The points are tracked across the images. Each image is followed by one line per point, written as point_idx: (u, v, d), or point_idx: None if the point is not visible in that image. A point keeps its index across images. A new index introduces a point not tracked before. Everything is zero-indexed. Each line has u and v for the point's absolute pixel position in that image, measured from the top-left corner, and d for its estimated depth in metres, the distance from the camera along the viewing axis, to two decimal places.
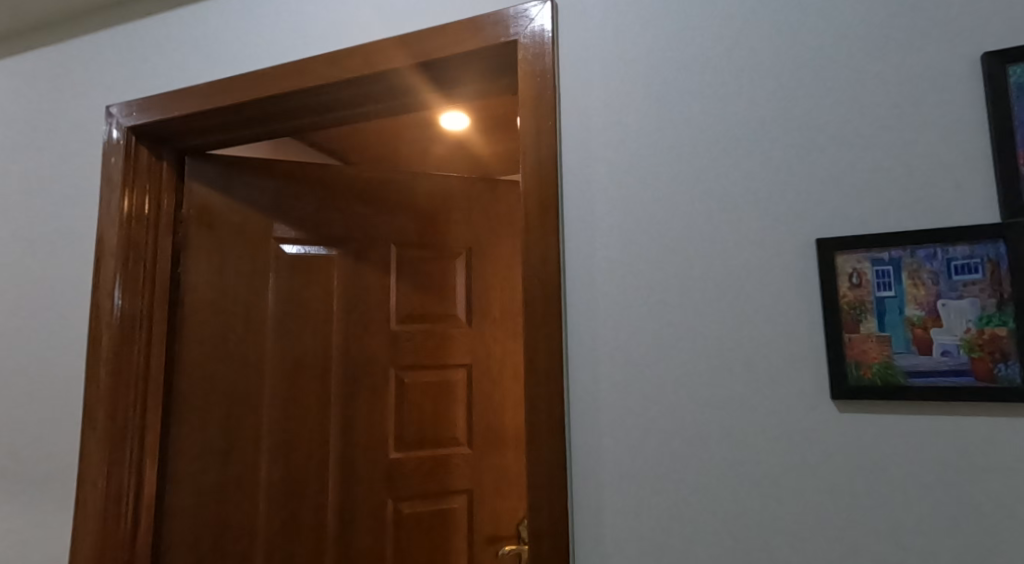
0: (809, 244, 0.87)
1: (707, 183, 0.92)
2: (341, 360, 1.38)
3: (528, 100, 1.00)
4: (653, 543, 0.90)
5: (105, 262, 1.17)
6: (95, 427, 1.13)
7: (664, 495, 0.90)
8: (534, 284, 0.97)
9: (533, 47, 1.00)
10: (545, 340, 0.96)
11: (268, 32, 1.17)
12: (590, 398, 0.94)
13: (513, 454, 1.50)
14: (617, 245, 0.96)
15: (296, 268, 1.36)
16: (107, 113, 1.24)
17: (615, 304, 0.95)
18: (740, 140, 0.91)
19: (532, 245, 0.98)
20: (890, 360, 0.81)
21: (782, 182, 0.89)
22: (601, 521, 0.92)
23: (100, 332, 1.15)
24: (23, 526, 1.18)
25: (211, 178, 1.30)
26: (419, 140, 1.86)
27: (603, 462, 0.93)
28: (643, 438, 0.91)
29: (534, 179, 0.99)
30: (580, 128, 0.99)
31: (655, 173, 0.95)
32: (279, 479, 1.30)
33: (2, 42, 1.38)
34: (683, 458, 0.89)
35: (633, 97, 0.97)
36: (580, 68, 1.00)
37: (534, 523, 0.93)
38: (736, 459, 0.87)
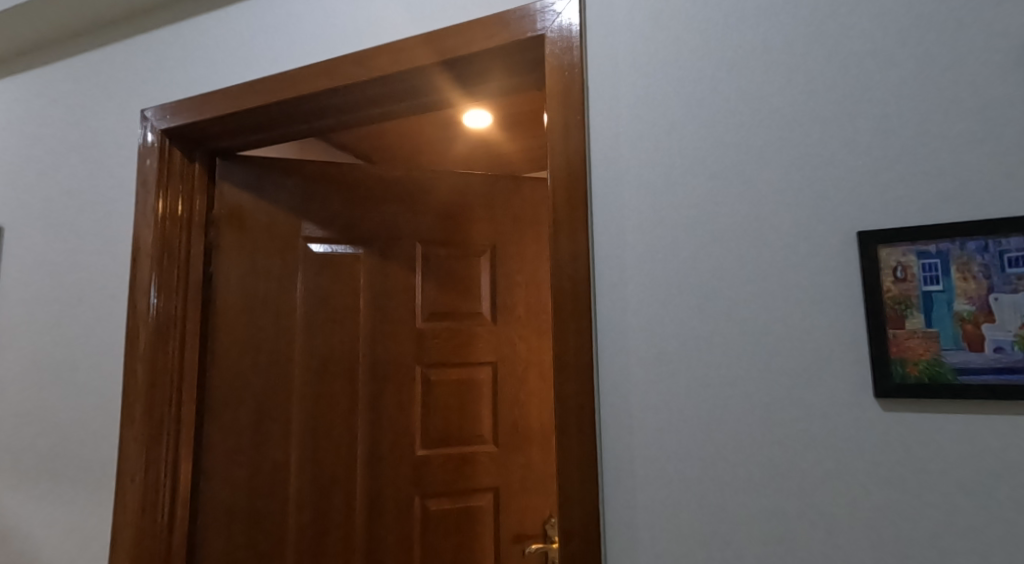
0: (850, 237, 0.84)
1: (739, 177, 0.90)
2: (367, 358, 1.40)
3: (555, 95, 0.99)
4: (685, 544, 0.88)
5: (141, 262, 1.20)
6: (133, 423, 1.16)
7: (697, 495, 0.88)
8: (563, 281, 0.96)
9: (560, 42, 0.99)
10: (573, 338, 0.95)
11: (298, 34, 1.18)
12: (620, 395, 0.93)
13: (540, 453, 1.49)
14: (646, 240, 0.94)
15: (324, 267, 1.37)
16: (142, 117, 1.27)
17: (646, 301, 0.93)
18: (776, 131, 0.89)
19: (559, 242, 0.97)
20: (938, 356, 0.79)
21: (820, 174, 0.86)
22: (632, 520, 0.91)
23: (137, 331, 1.18)
24: (66, 518, 1.22)
25: (243, 178, 1.33)
26: (445, 138, 1.86)
27: (635, 460, 0.91)
28: (675, 436, 0.90)
29: (561, 175, 0.98)
30: (608, 123, 0.98)
31: (686, 166, 0.93)
32: (308, 475, 1.32)
33: (41, 50, 1.42)
34: (716, 458, 0.88)
35: (662, 90, 0.95)
36: (607, 62, 0.99)
37: (564, 521, 0.93)
38: (772, 459, 0.85)
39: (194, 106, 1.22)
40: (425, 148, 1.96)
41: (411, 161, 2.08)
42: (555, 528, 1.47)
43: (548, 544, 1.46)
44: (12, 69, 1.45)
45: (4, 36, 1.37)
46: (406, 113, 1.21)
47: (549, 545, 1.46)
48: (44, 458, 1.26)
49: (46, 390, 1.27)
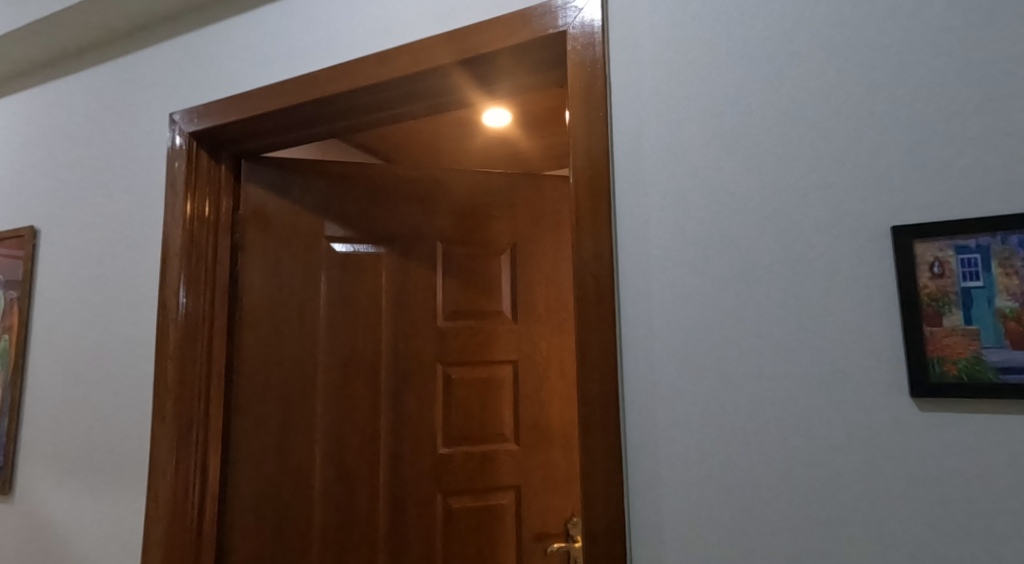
0: (883, 232, 0.82)
1: (764, 173, 0.88)
2: (390, 356, 1.41)
3: (577, 91, 0.99)
4: (712, 544, 0.87)
5: (171, 263, 1.23)
6: (164, 420, 1.19)
7: (724, 495, 0.87)
8: (587, 278, 0.95)
9: (582, 38, 0.99)
10: (596, 337, 0.94)
11: (322, 35, 1.19)
12: (644, 395, 0.92)
13: (561, 451, 1.49)
14: (668, 237, 0.93)
15: (346, 266, 1.39)
16: (171, 120, 1.30)
17: (671, 298, 0.92)
18: (807, 124, 0.87)
19: (582, 240, 0.96)
20: (978, 355, 0.76)
21: (853, 167, 0.84)
22: (658, 520, 0.90)
23: (167, 330, 1.21)
24: (100, 511, 1.26)
25: (268, 179, 1.35)
26: (464, 137, 1.87)
27: (660, 459, 0.91)
28: (702, 435, 0.89)
29: (584, 172, 0.97)
30: (631, 118, 0.97)
31: (712, 162, 0.91)
32: (332, 472, 1.34)
33: (75, 57, 1.46)
34: (743, 458, 0.86)
35: (685, 84, 0.94)
36: (630, 57, 0.98)
37: (589, 520, 0.92)
38: (802, 459, 0.83)
39: (221, 108, 1.25)
40: (444, 147, 1.97)
41: (433, 160, 2.09)
42: (577, 527, 1.46)
43: (570, 543, 1.46)
44: (50, 76, 1.49)
45: (41, 43, 1.41)
46: (425, 112, 1.21)
47: (572, 544, 1.46)
48: (79, 453, 1.30)
49: (82, 386, 1.31)
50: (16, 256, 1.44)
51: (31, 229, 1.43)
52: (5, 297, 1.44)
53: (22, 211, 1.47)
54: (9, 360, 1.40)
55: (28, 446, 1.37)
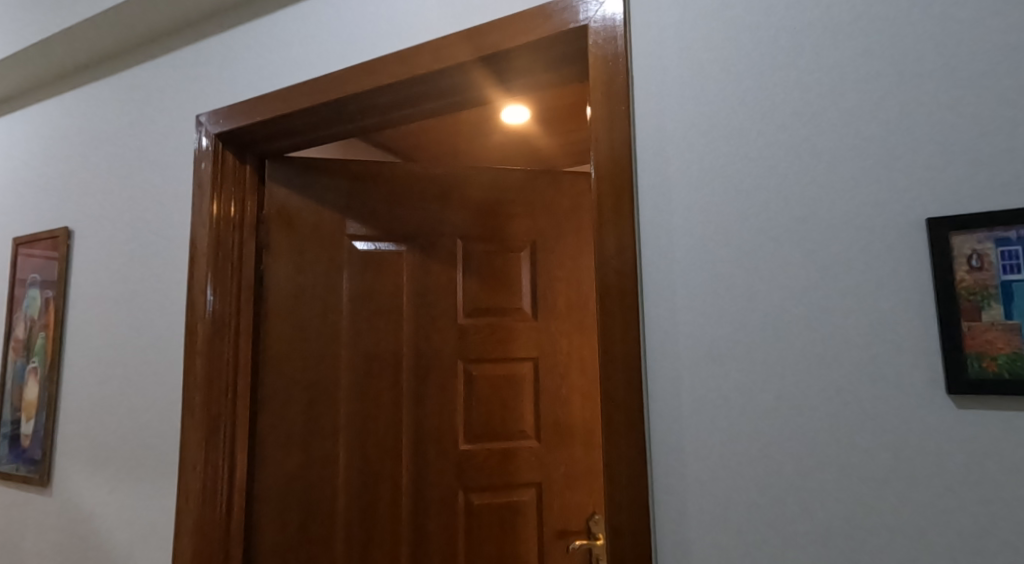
0: (918, 224, 0.80)
1: (790, 166, 0.87)
2: (411, 354, 1.42)
3: (598, 86, 0.98)
4: (737, 543, 0.86)
5: (198, 262, 1.26)
6: (194, 415, 1.22)
7: (750, 493, 0.86)
8: (609, 275, 0.95)
9: (604, 32, 0.98)
10: (619, 333, 0.93)
11: (343, 35, 1.20)
12: (669, 392, 0.91)
13: (583, 449, 1.48)
14: (691, 233, 0.92)
15: (367, 265, 1.41)
16: (198, 122, 1.33)
17: (695, 294, 0.91)
18: (836, 115, 0.85)
19: (605, 235, 0.96)
20: (1019, 350, 0.74)
21: (885, 158, 0.82)
22: (684, 518, 0.89)
23: (195, 327, 1.24)
24: (134, 503, 1.30)
25: (291, 179, 1.37)
26: (484, 134, 1.87)
27: (686, 456, 0.89)
28: (728, 432, 0.87)
29: (606, 167, 0.96)
30: (654, 112, 0.96)
31: (737, 155, 0.90)
32: (356, 467, 1.36)
33: (109, 61, 1.50)
34: (770, 455, 0.85)
35: (709, 76, 0.93)
36: (653, 51, 0.97)
37: (613, 517, 0.92)
38: (832, 457, 0.82)
39: (247, 109, 1.27)
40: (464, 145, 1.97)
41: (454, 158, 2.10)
42: (599, 525, 1.46)
43: (592, 541, 1.46)
44: (84, 79, 1.53)
45: (76, 48, 1.45)
46: (446, 110, 1.21)
47: (594, 542, 1.46)
48: (113, 446, 1.34)
49: (115, 382, 1.35)
50: (52, 257, 1.49)
51: (66, 231, 1.48)
52: (42, 296, 1.49)
53: (58, 212, 1.52)
54: (47, 356, 1.45)
55: (64, 440, 1.42)
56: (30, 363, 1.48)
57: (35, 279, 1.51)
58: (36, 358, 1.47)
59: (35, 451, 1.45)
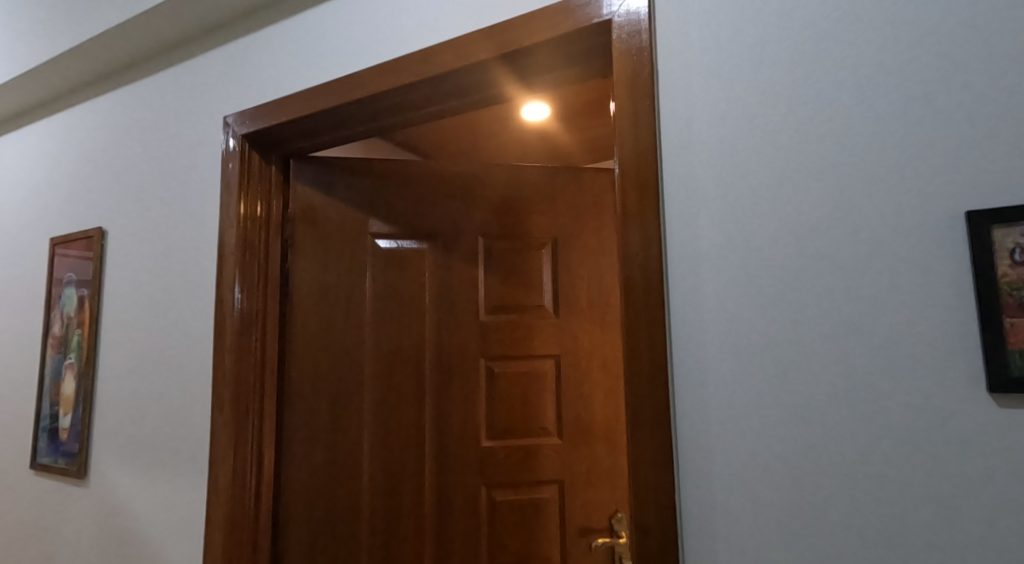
0: (956, 218, 0.78)
1: (820, 159, 0.85)
2: (433, 351, 1.44)
3: (622, 81, 0.97)
4: (765, 542, 0.85)
5: (226, 260, 1.28)
6: (223, 410, 1.25)
7: (779, 492, 0.85)
8: (634, 271, 0.93)
9: (628, 27, 0.97)
10: (644, 331, 0.92)
11: (369, 34, 1.21)
12: (696, 389, 0.90)
13: (604, 446, 1.48)
14: (717, 228, 0.91)
15: (390, 262, 1.42)
16: (225, 123, 1.35)
17: (722, 290, 0.90)
18: (871, 106, 0.83)
19: (630, 231, 0.95)
20: None
21: (922, 151, 0.80)
22: (711, 517, 0.88)
23: (224, 324, 1.27)
24: (166, 495, 1.33)
25: (315, 179, 1.39)
26: (506, 132, 1.87)
27: (713, 455, 0.88)
28: (757, 431, 0.86)
29: (630, 162, 0.95)
30: (680, 106, 0.94)
31: (767, 148, 0.88)
32: (380, 462, 1.37)
33: (143, 64, 1.53)
34: (798, 454, 0.84)
35: (737, 69, 0.91)
36: (677, 45, 0.95)
37: (638, 515, 0.91)
38: (865, 455, 0.80)
39: (275, 109, 1.28)
40: (485, 142, 1.97)
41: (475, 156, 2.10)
42: (621, 523, 1.45)
43: (614, 538, 1.46)
44: (118, 82, 1.58)
45: (111, 51, 1.49)
46: (468, 108, 1.22)
47: (616, 540, 1.45)
48: (146, 440, 1.38)
49: (148, 378, 1.39)
50: (87, 257, 1.54)
51: (99, 231, 1.52)
52: (78, 295, 1.54)
53: (92, 213, 1.57)
54: (83, 353, 1.50)
55: (99, 434, 1.46)
56: (67, 359, 1.53)
57: (71, 277, 1.57)
58: (73, 355, 1.52)
59: (71, 444, 1.50)
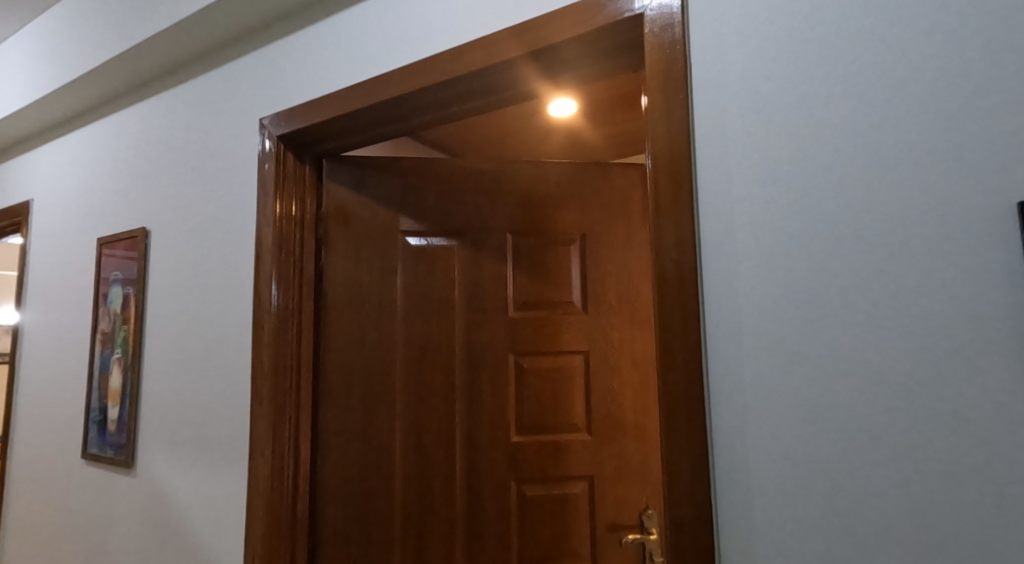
0: (1002, 211, 0.75)
1: (860, 152, 0.83)
2: (463, 347, 1.45)
3: (655, 76, 0.96)
4: (804, 541, 0.83)
5: (263, 259, 1.32)
6: (261, 403, 1.28)
7: (818, 491, 0.83)
8: (667, 267, 0.93)
9: (660, 20, 0.96)
10: (678, 327, 0.92)
11: (402, 35, 1.23)
12: (731, 387, 0.89)
13: (634, 442, 1.48)
14: (753, 223, 0.89)
15: (420, 259, 1.45)
16: (261, 125, 1.39)
17: (758, 285, 0.88)
18: (916, 95, 0.81)
19: (662, 226, 0.94)
20: None
21: (969, 141, 0.78)
22: (748, 515, 0.87)
23: (262, 320, 1.30)
24: (207, 485, 1.39)
25: (348, 178, 1.42)
26: (537, 128, 1.87)
27: (749, 452, 0.87)
28: (794, 429, 0.85)
29: (663, 157, 0.94)
30: (713, 99, 0.93)
31: (803, 140, 0.87)
32: (412, 456, 1.40)
33: (186, 68, 1.59)
34: (835, 452, 0.82)
35: (772, 61, 0.90)
36: (711, 38, 0.94)
37: (672, 511, 0.90)
38: (906, 454, 0.78)
39: (312, 109, 1.31)
40: (516, 139, 1.97)
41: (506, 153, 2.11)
42: (651, 519, 1.45)
43: (645, 535, 1.45)
44: (161, 86, 1.63)
45: (155, 56, 1.54)
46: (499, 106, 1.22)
47: (646, 537, 1.45)
48: (189, 432, 1.43)
49: (190, 372, 1.45)
50: (132, 256, 1.61)
51: (143, 231, 1.58)
52: (123, 293, 1.61)
53: (136, 213, 1.63)
54: (129, 348, 1.57)
55: (145, 425, 1.53)
56: (114, 353, 1.61)
57: (117, 276, 1.64)
58: (119, 349, 1.59)
59: (119, 436, 1.57)
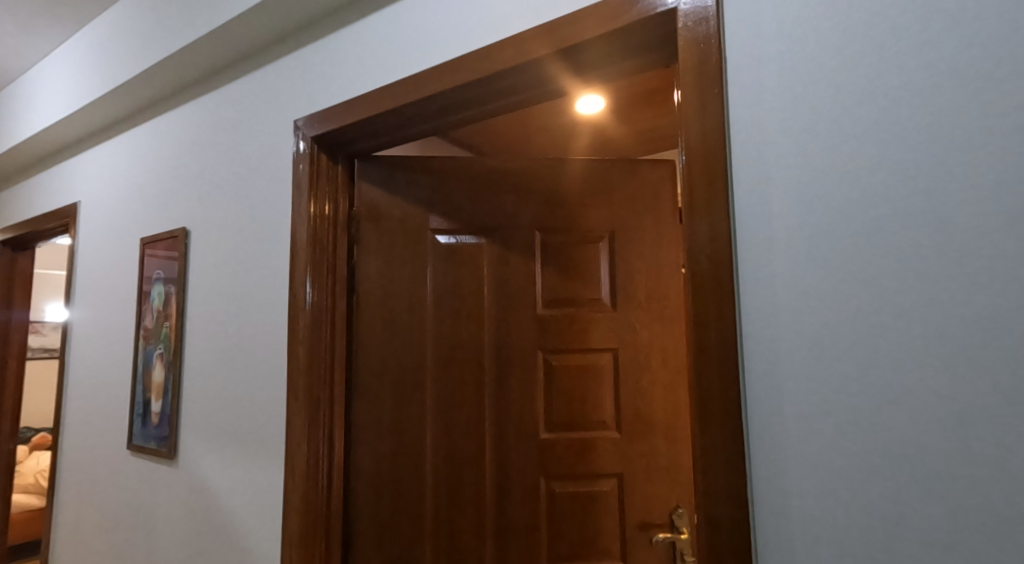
0: None
1: (900, 148, 0.81)
2: (492, 345, 1.46)
3: (689, 70, 0.95)
4: (843, 543, 0.82)
5: (298, 257, 1.34)
6: (297, 398, 1.31)
7: (857, 491, 0.82)
8: (701, 263, 0.92)
9: (693, 14, 0.95)
10: (712, 325, 0.91)
11: (433, 36, 1.24)
12: (767, 386, 0.88)
13: (664, 442, 1.47)
14: (789, 218, 0.88)
15: (450, 257, 1.46)
16: (296, 127, 1.42)
17: (794, 282, 0.87)
18: (957, 90, 0.79)
19: (697, 222, 0.93)
20: None
21: (1018, 136, 0.76)
22: (786, 515, 0.86)
23: (297, 318, 1.33)
24: (245, 478, 1.43)
25: (379, 178, 1.44)
26: (565, 126, 1.87)
27: (786, 452, 0.86)
28: (831, 429, 0.83)
29: (697, 152, 0.93)
30: (748, 93, 0.92)
31: (841, 135, 0.85)
32: (442, 452, 1.42)
33: (225, 72, 1.63)
34: (875, 452, 0.81)
35: (809, 54, 0.88)
36: (747, 32, 0.92)
37: (707, 510, 0.89)
38: (947, 454, 0.77)
39: (346, 110, 1.33)
40: (545, 137, 1.98)
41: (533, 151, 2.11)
42: (682, 519, 1.44)
43: (675, 534, 1.44)
44: (203, 90, 1.68)
45: (196, 60, 1.59)
46: (529, 103, 1.22)
47: (677, 536, 1.44)
48: (228, 425, 1.48)
49: (229, 367, 1.50)
50: (173, 256, 1.67)
51: (184, 231, 1.64)
52: (165, 291, 1.68)
53: (176, 214, 1.69)
54: (170, 344, 1.63)
55: (185, 418, 1.58)
56: (157, 349, 1.67)
57: (159, 275, 1.70)
58: (161, 345, 1.66)
59: (161, 428, 1.63)
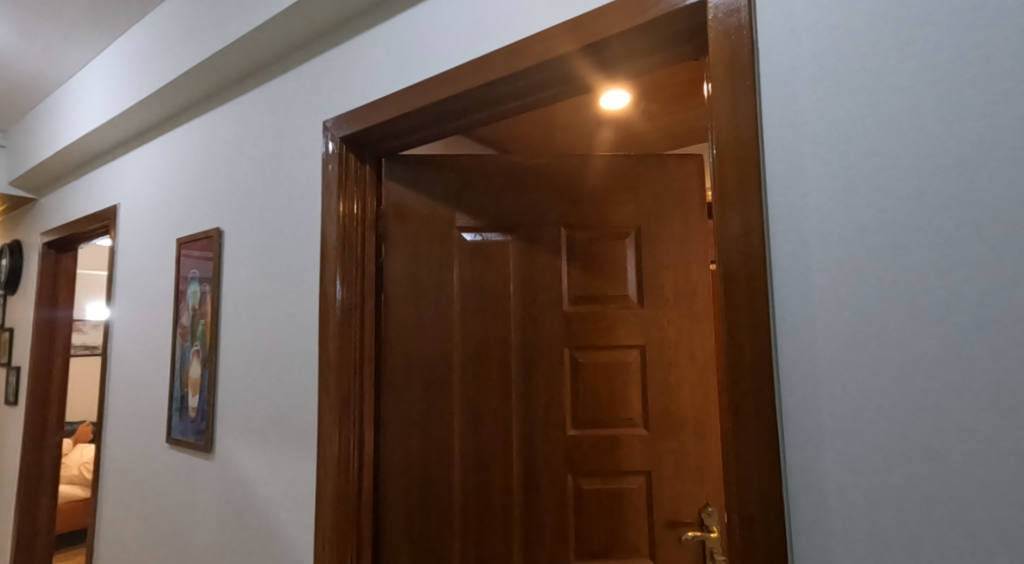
0: None
1: (937, 141, 0.80)
2: (519, 341, 1.47)
3: (719, 63, 0.93)
4: (879, 542, 0.81)
5: (328, 256, 1.37)
6: (328, 394, 1.33)
7: (894, 489, 0.80)
8: (733, 259, 0.90)
9: (724, 6, 0.93)
10: (744, 322, 0.89)
11: (460, 35, 1.24)
12: (800, 382, 0.86)
13: (693, 439, 1.45)
14: (822, 213, 0.86)
15: (476, 255, 1.47)
16: (324, 128, 1.44)
17: (828, 278, 0.85)
18: (995, 81, 0.77)
19: (727, 217, 0.91)
20: None
21: None
22: (822, 514, 0.84)
23: (327, 315, 1.36)
24: (278, 471, 1.46)
25: (407, 178, 1.46)
26: (590, 121, 1.86)
27: (821, 450, 0.84)
28: (866, 427, 0.82)
29: (728, 146, 0.92)
30: (780, 87, 0.90)
31: (875, 128, 0.83)
32: (470, 448, 1.43)
33: (257, 75, 1.67)
34: (914, 450, 0.79)
35: (843, 46, 0.86)
36: (778, 24, 0.91)
37: (741, 508, 0.88)
38: (987, 453, 0.76)
39: (375, 109, 1.35)
40: (569, 133, 1.97)
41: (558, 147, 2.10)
42: (711, 517, 1.42)
43: (705, 533, 1.43)
44: (236, 93, 1.73)
45: (229, 64, 1.63)
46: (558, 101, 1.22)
47: (707, 534, 1.42)
48: (260, 420, 1.52)
49: (261, 364, 1.53)
50: (207, 256, 1.72)
51: (218, 231, 1.69)
52: (200, 290, 1.73)
53: (211, 216, 1.74)
54: (206, 341, 1.68)
55: (219, 413, 1.63)
56: (194, 346, 1.72)
57: (195, 274, 1.75)
58: (198, 342, 1.71)
59: (198, 422, 1.68)
